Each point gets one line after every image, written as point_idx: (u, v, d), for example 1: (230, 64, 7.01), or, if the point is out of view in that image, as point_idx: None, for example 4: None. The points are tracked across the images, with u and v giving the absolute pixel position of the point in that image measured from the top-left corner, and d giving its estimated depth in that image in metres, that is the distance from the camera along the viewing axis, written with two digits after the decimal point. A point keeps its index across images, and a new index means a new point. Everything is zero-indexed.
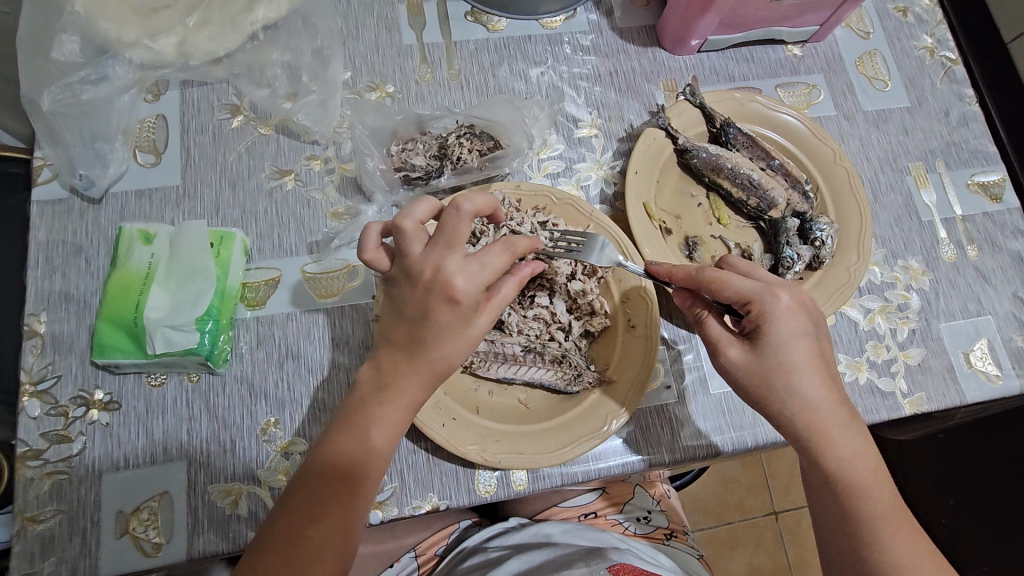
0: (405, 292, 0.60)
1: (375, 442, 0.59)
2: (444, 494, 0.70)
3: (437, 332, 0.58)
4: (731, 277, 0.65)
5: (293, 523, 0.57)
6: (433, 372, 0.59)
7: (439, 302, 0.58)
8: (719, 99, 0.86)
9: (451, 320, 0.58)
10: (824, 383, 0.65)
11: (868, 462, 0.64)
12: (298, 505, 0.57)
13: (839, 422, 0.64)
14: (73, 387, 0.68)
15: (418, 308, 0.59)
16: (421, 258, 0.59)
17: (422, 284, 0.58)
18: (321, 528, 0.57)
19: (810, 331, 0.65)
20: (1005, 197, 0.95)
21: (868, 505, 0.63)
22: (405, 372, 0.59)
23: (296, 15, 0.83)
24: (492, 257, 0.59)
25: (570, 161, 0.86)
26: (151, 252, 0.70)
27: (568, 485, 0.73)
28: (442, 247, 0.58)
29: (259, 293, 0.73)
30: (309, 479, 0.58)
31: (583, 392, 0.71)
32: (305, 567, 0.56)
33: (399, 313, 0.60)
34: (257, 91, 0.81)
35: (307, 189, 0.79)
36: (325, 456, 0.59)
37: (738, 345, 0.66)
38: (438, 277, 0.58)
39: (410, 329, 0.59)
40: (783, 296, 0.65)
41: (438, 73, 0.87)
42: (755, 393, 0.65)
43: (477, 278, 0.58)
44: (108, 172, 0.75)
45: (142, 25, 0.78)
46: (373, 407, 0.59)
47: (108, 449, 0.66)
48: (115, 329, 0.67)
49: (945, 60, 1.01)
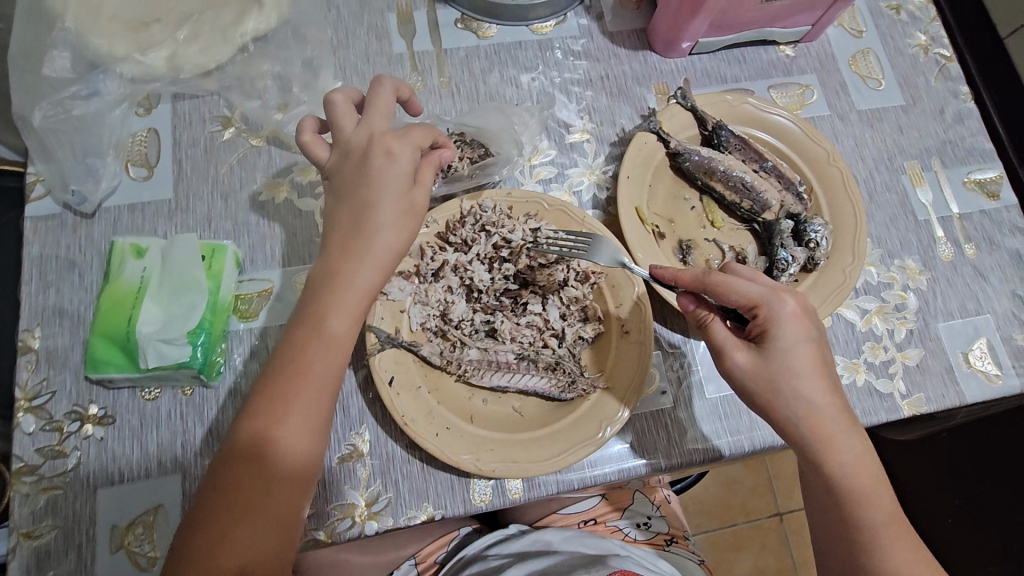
0: (339, 166, 0.65)
1: (331, 329, 0.60)
2: (439, 504, 0.70)
3: (380, 190, 0.62)
4: (738, 281, 0.65)
5: (255, 427, 0.57)
6: (385, 254, 0.62)
7: (375, 155, 0.63)
8: (710, 102, 0.85)
9: (385, 176, 0.62)
10: (828, 389, 0.64)
11: (870, 469, 0.64)
12: (255, 410, 0.57)
13: (843, 429, 0.64)
14: (68, 402, 0.68)
15: (358, 172, 0.63)
16: (354, 134, 0.64)
17: (357, 156, 0.63)
18: (289, 426, 0.57)
19: (814, 337, 0.65)
20: (1002, 195, 0.94)
21: (870, 512, 0.63)
22: (360, 263, 0.61)
23: (286, 26, 0.83)
24: (415, 130, 0.65)
25: (562, 167, 0.85)
26: (142, 266, 0.69)
27: (564, 492, 0.73)
28: (373, 116, 0.65)
29: (252, 304, 0.73)
30: (273, 379, 0.58)
31: (577, 399, 0.71)
32: (272, 473, 0.56)
33: (338, 188, 0.64)
34: (248, 103, 0.81)
35: (298, 200, 0.79)
36: (286, 361, 0.59)
37: (744, 348, 0.65)
38: (376, 141, 0.63)
39: (357, 198, 0.62)
40: (790, 302, 0.64)
41: (429, 81, 0.87)
42: (760, 397, 0.65)
43: (409, 138, 0.64)
44: (101, 187, 0.76)
45: (133, 40, 0.78)
46: (330, 297, 0.61)
47: (103, 464, 0.66)
48: (107, 344, 0.66)
49: (939, 57, 1.00)
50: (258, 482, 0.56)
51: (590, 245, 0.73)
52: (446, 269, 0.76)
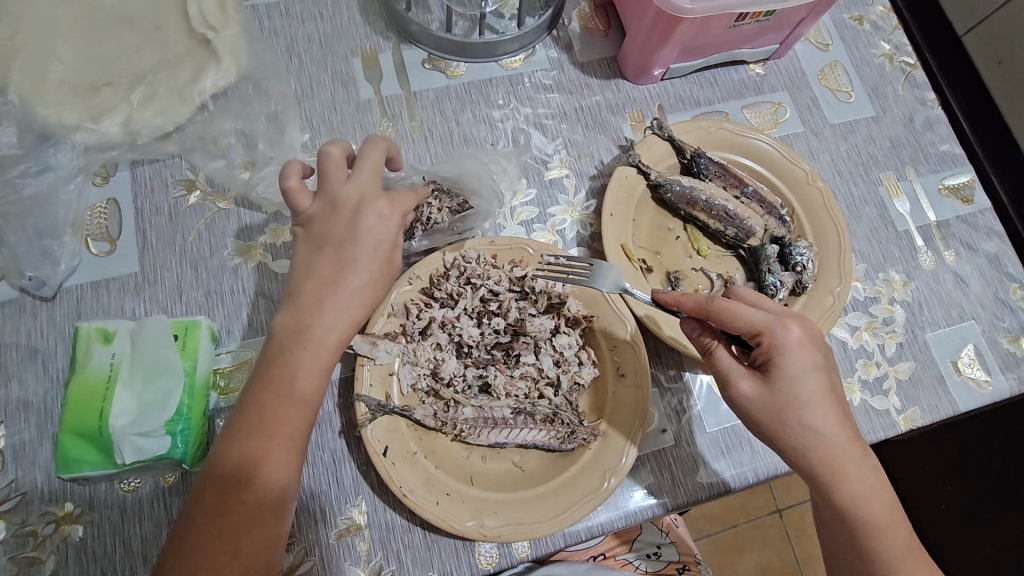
0: (325, 223, 0.62)
1: (302, 388, 0.58)
2: (444, 571, 0.68)
3: (362, 251, 0.61)
4: (742, 308, 0.64)
5: (223, 492, 0.54)
6: (356, 308, 0.61)
7: (368, 219, 0.62)
8: (687, 129, 0.84)
9: (375, 242, 0.62)
10: (838, 418, 0.63)
11: (882, 498, 0.63)
12: (221, 475, 0.55)
13: (855, 459, 0.63)
14: (40, 503, 0.64)
15: (345, 232, 0.61)
16: (345, 190, 0.62)
17: (345, 213, 0.62)
18: (257, 490, 0.55)
19: (821, 364, 0.64)
20: (975, 198, 0.96)
21: (882, 544, 0.63)
22: (333, 321, 0.60)
23: (246, 81, 0.80)
24: (406, 197, 0.66)
25: (543, 206, 0.84)
26: (111, 352, 0.65)
27: (572, 545, 0.71)
28: (365, 175, 0.63)
29: (233, 379, 0.70)
30: (241, 440, 0.56)
31: (579, 449, 0.69)
32: (240, 541, 0.53)
33: (319, 243, 0.61)
34: (212, 163, 0.78)
35: (273, 263, 0.76)
36: (252, 420, 0.56)
37: (749, 377, 0.64)
38: (363, 201, 0.62)
39: (338, 254, 0.61)
40: (795, 329, 0.63)
41: (400, 126, 0.85)
42: (769, 427, 0.64)
43: (398, 204, 0.65)
44: (60, 268, 0.71)
45: (84, 107, 0.74)
46: (296, 353, 0.58)
47: (83, 567, 0.63)
48: (78, 441, 0.62)
49: (904, 66, 1.01)
50: (223, 546, 0.53)
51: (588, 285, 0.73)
52: (433, 326, 0.74)
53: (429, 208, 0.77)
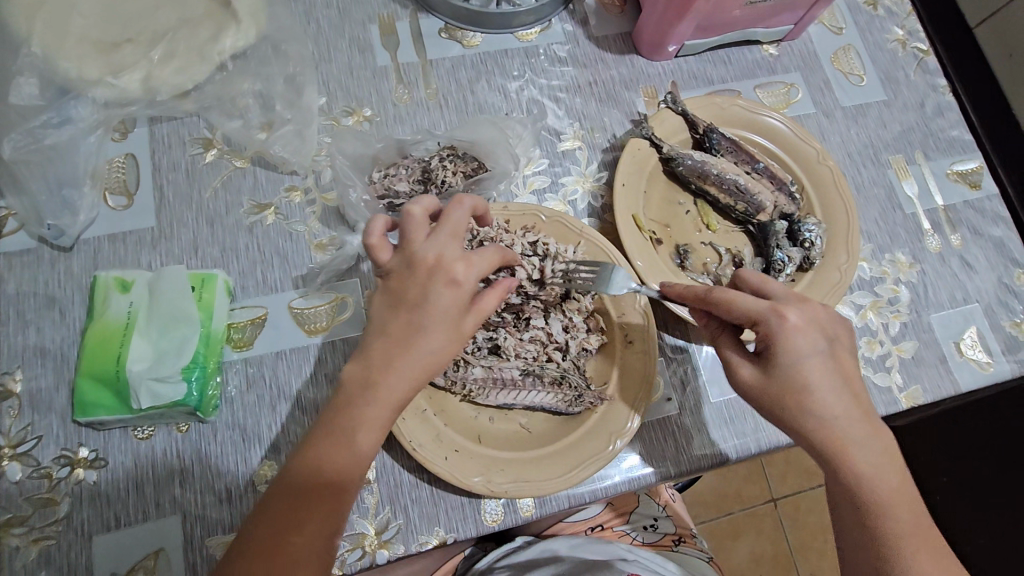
0: (402, 281, 0.59)
1: (359, 446, 0.56)
2: (450, 527, 0.69)
3: (433, 317, 0.57)
4: (738, 296, 0.65)
5: (273, 530, 0.53)
6: (424, 369, 0.57)
7: (441, 284, 0.57)
8: (701, 105, 0.85)
9: (450, 304, 0.58)
10: (841, 399, 0.63)
11: (888, 476, 0.63)
12: (261, 532, 0.53)
13: (858, 436, 0.63)
14: (55, 447, 0.65)
15: (418, 293, 0.58)
16: (422, 248, 0.59)
17: (424, 271, 0.58)
18: (300, 541, 0.53)
19: (820, 349, 0.64)
20: (983, 184, 0.96)
21: (892, 523, 0.62)
22: (397, 382, 0.56)
23: (265, 42, 0.81)
24: (488, 257, 0.60)
25: (555, 176, 0.85)
26: (128, 301, 0.66)
27: (575, 506, 0.73)
28: (447, 237, 0.60)
29: (246, 333, 0.71)
30: (294, 484, 0.55)
31: (586, 412, 0.70)
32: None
33: (394, 300, 0.59)
34: (229, 122, 0.78)
35: (288, 223, 0.76)
36: (308, 470, 0.55)
37: (750, 363, 0.66)
38: (441, 264, 0.58)
39: (408, 316, 0.57)
40: (791, 315, 0.64)
41: (415, 93, 0.85)
42: (768, 411, 0.65)
43: (477, 266, 0.59)
44: (79, 219, 0.72)
45: (105, 62, 0.75)
46: (357, 412, 0.56)
47: (97, 510, 0.64)
48: (96, 385, 0.64)
49: (917, 51, 1.02)
50: None
51: (598, 267, 0.73)
52: None
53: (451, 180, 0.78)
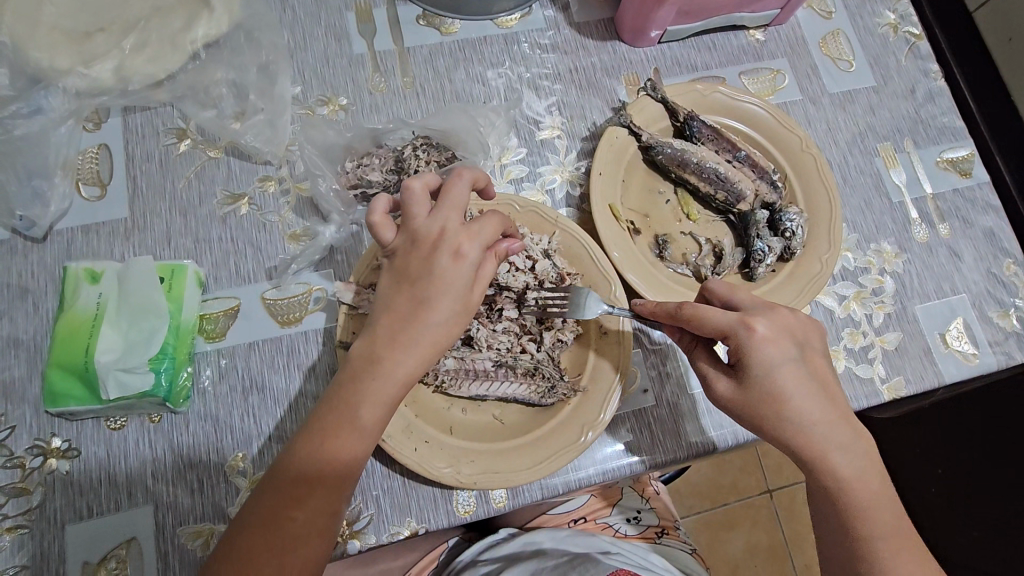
0: (406, 257, 0.58)
1: (362, 420, 0.55)
2: (422, 518, 0.69)
3: (438, 290, 0.56)
4: (707, 310, 0.63)
5: (276, 502, 0.54)
6: (429, 344, 0.56)
7: (445, 257, 0.56)
8: (681, 92, 0.83)
9: (456, 277, 0.56)
10: (819, 405, 0.62)
11: (868, 477, 0.62)
12: (271, 499, 0.54)
13: (837, 442, 0.62)
14: (28, 437, 0.66)
15: (422, 267, 0.57)
16: (425, 222, 0.58)
17: (427, 246, 0.57)
18: (306, 509, 0.54)
19: (793, 355, 0.62)
20: (974, 172, 0.94)
21: (873, 528, 0.61)
22: (403, 358, 0.56)
23: (238, 30, 0.80)
24: (489, 227, 0.59)
25: (533, 165, 0.84)
26: (98, 292, 0.67)
27: (548, 498, 0.72)
28: (448, 211, 0.58)
29: (219, 324, 0.71)
30: (302, 457, 0.54)
31: (558, 403, 0.70)
32: (284, 559, 0.52)
33: (398, 277, 0.58)
34: (203, 113, 0.78)
35: (262, 213, 0.76)
36: (310, 448, 0.54)
37: (724, 376, 0.64)
38: (445, 238, 0.57)
39: (412, 292, 0.56)
40: (761, 326, 0.61)
41: (391, 82, 0.84)
42: (747, 422, 0.63)
43: (480, 236, 0.58)
44: (51, 210, 0.72)
45: (76, 51, 0.75)
46: (360, 385, 0.55)
47: (70, 499, 0.64)
48: (65, 375, 0.64)
49: (909, 36, 1.00)
50: (270, 559, 0.52)
51: (569, 293, 0.72)
52: None
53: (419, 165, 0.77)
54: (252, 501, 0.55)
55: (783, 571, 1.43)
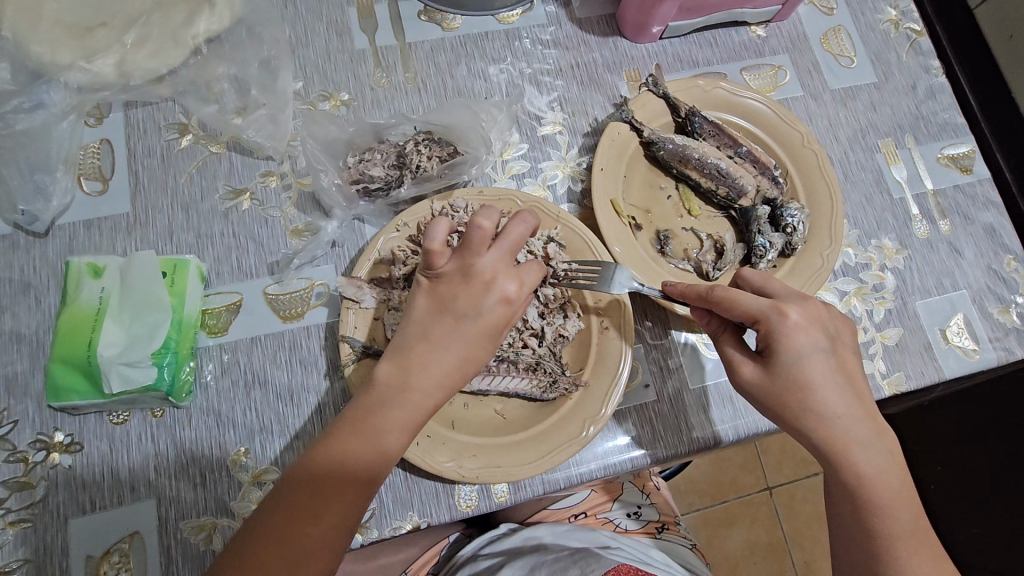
0: (454, 289, 0.58)
1: (397, 450, 0.56)
2: (423, 512, 0.69)
3: (482, 332, 0.58)
4: (742, 295, 0.63)
5: (292, 515, 0.53)
6: (460, 378, 0.58)
7: (496, 301, 0.58)
8: (683, 88, 0.83)
9: (501, 322, 0.59)
10: (846, 400, 0.62)
11: (889, 474, 0.62)
12: (286, 510, 0.53)
13: (860, 437, 0.62)
14: (31, 431, 0.66)
15: (471, 305, 0.57)
16: (484, 260, 0.57)
17: (479, 284, 0.57)
18: (323, 527, 0.53)
19: (823, 346, 0.62)
20: (975, 168, 0.94)
21: (888, 523, 0.61)
22: (437, 390, 0.57)
23: (240, 25, 0.79)
24: (535, 274, 0.61)
25: (535, 161, 0.84)
26: (100, 286, 0.67)
27: (550, 492, 0.73)
28: (505, 252, 0.59)
29: (221, 319, 0.71)
30: (323, 473, 0.54)
31: (560, 398, 0.70)
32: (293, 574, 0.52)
33: (441, 308, 0.58)
34: (205, 108, 0.78)
35: (264, 209, 0.76)
36: (333, 464, 0.54)
37: (751, 362, 0.64)
38: (494, 279, 0.58)
39: (460, 329, 0.57)
40: (793, 314, 0.62)
41: (393, 77, 0.84)
42: (769, 409, 0.64)
43: (528, 285, 0.60)
44: (52, 205, 0.72)
45: (78, 46, 0.74)
46: (399, 414, 0.56)
47: (73, 493, 0.64)
48: (68, 369, 0.64)
49: (910, 32, 1.00)
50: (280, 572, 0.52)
51: (601, 266, 0.73)
52: None
53: (416, 159, 0.77)
54: (261, 511, 0.55)
55: (782, 568, 1.43)
